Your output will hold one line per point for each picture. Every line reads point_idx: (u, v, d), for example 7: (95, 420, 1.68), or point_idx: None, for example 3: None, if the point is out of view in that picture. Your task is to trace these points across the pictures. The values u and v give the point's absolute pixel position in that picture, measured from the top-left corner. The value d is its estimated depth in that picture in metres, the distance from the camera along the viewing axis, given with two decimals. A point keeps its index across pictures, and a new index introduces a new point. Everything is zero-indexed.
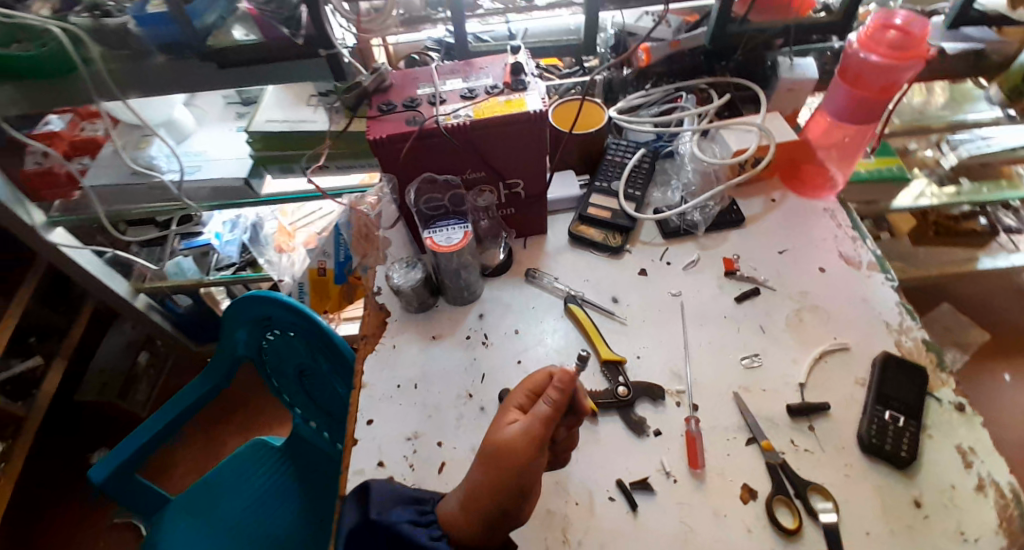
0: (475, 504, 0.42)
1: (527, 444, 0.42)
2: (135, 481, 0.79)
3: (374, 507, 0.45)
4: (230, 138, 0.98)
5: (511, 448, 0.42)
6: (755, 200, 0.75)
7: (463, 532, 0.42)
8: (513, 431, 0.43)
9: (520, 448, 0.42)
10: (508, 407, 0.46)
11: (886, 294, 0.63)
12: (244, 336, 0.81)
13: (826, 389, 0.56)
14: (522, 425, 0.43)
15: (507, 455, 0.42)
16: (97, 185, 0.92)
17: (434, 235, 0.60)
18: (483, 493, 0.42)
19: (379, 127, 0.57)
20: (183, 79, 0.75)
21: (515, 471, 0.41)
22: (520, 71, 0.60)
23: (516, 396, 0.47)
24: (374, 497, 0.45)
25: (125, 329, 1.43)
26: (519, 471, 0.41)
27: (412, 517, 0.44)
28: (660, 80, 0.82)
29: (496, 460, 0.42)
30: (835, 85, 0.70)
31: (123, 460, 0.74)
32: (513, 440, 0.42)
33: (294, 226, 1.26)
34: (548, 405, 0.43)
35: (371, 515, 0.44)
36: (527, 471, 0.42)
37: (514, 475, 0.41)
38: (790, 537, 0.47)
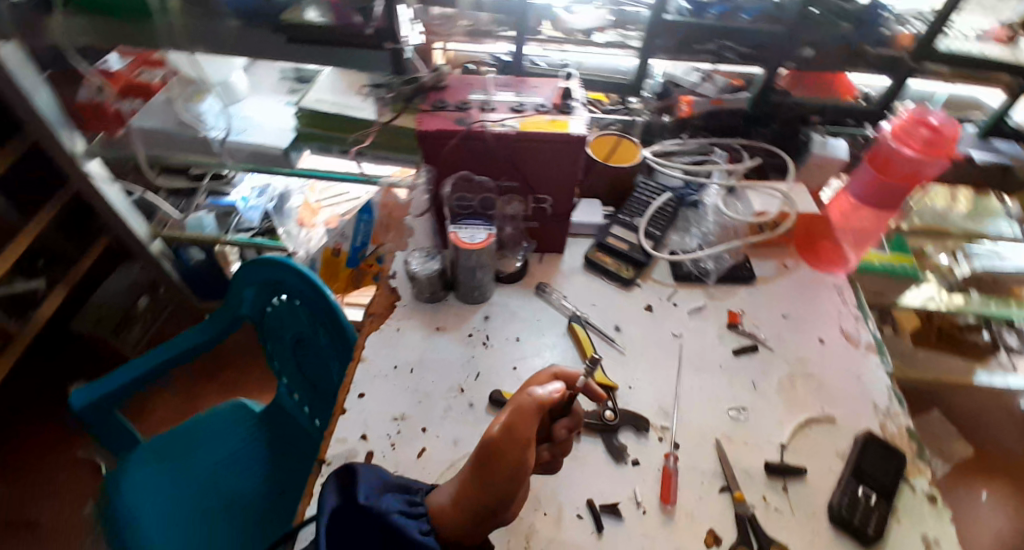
0: (467, 499, 0.41)
1: (531, 445, 0.41)
2: (111, 415, 0.81)
3: (362, 490, 0.42)
4: (279, 109, 1.02)
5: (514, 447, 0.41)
6: (769, 262, 0.77)
7: (450, 526, 0.42)
8: (516, 430, 0.42)
9: (525, 453, 0.41)
10: (510, 404, 0.46)
11: (879, 377, 0.64)
12: (251, 295, 0.83)
13: (806, 454, 0.57)
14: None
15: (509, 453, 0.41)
16: (145, 127, 0.95)
17: (459, 230, 0.62)
18: (477, 487, 0.41)
19: (430, 121, 0.60)
20: (251, 46, 0.79)
21: (516, 470, 0.41)
22: (569, 96, 0.63)
23: (519, 395, 0.47)
24: (363, 482, 0.43)
25: (133, 269, 1.40)
26: (521, 475, 0.41)
27: (402, 507, 0.43)
28: (697, 132, 0.86)
29: (498, 456, 0.41)
30: (861, 170, 0.75)
31: (109, 389, 0.77)
32: (518, 438, 0.41)
33: (319, 203, 1.26)
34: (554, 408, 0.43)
35: (359, 499, 0.42)
36: (526, 472, 0.41)
37: (515, 479, 0.41)
38: None
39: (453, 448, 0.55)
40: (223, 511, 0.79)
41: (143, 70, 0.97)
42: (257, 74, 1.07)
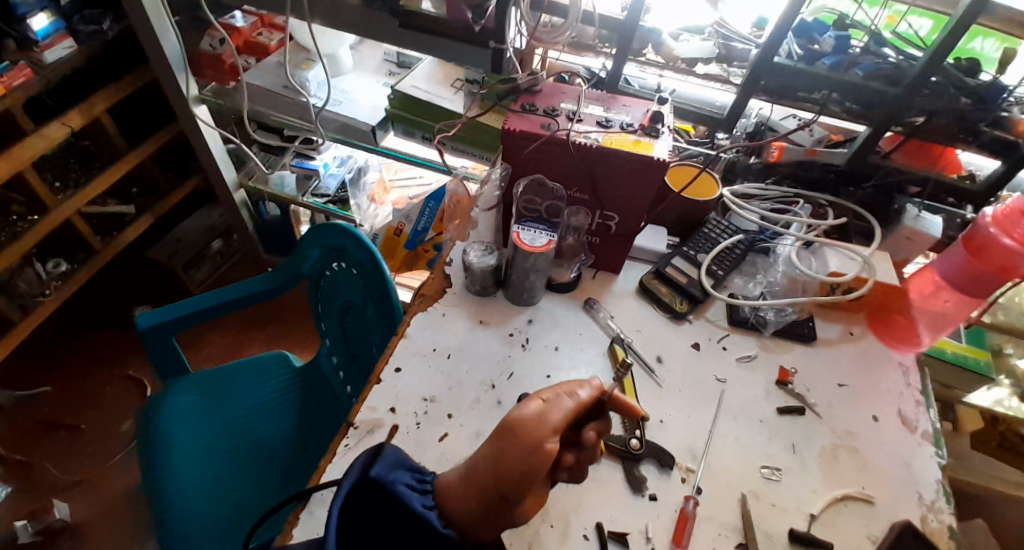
0: (475, 479, 0.42)
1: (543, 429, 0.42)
2: (170, 341, 0.88)
3: (379, 465, 0.41)
4: (376, 89, 1.08)
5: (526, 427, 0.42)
6: (833, 325, 0.73)
7: (456, 504, 0.42)
8: (530, 412, 0.43)
9: (534, 427, 0.42)
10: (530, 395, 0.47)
11: (931, 468, 0.59)
12: (315, 256, 0.88)
13: (835, 532, 0.54)
14: (542, 410, 0.43)
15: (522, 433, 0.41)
16: (255, 84, 1.04)
17: (521, 231, 0.63)
18: (487, 466, 0.42)
19: (516, 121, 0.61)
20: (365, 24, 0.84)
21: (525, 452, 0.41)
22: (659, 120, 0.63)
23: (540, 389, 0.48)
24: (384, 458, 0.41)
25: (213, 215, 1.55)
26: (530, 446, 0.41)
27: (411, 483, 0.43)
28: (783, 181, 0.83)
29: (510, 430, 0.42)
30: (954, 247, 0.69)
31: (175, 317, 0.85)
32: (533, 419, 0.42)
33: (391, 183, 1.32)
34: (571, 402, 0.45)
35: (372, 472, 0.40)
36: (535, 453, 0.41)
37: (524, 448, 0.40)
38: None
39: (474, 439, 0.56)
40: (247, 451, 0.84)
41: (262, 32, 1.10)
42: (364, 53, 1.15)
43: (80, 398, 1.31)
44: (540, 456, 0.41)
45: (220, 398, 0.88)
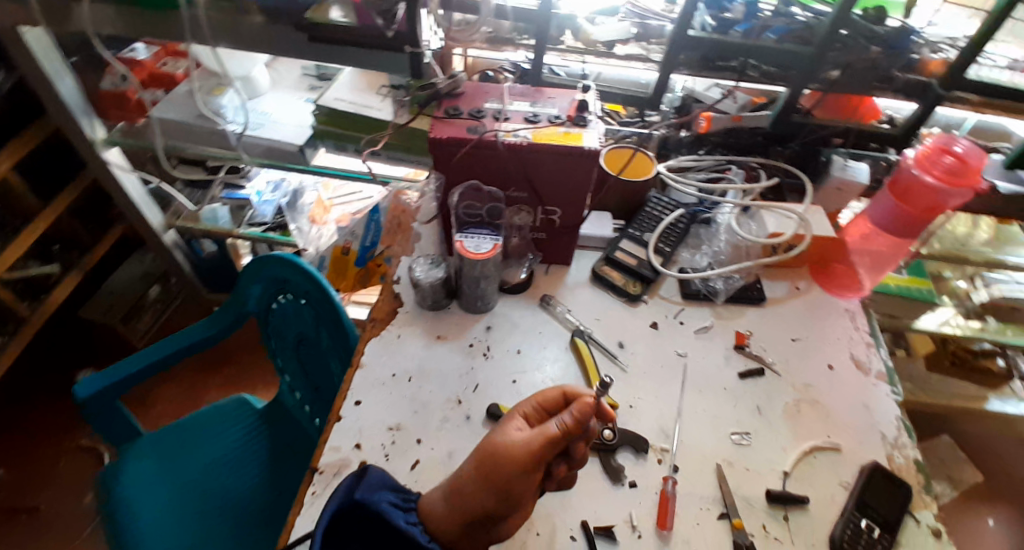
0: (458, 501, 0.44)
1: (524, 457, 0.42)
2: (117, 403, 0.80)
3: (362, 487, 0.45)
4: (297, 106, 1.02)
5: (505, 456, 0.42)
6: (781, 283, 0.75)
7: (438, 523, 0.44)
8: (512, 440, 0.43)
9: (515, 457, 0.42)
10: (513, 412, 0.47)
11: (888, 406, 0.62)
12: (258, 291, 0.83)
13: (809, 484, 0.56)
14: (525, 439, 0.43)
15: (500, 461, 0.42)
16: (165, 117, 0.95)
17: (465, 239, 0.61)
18: (468, 488, 0.44)
19: (442, 128, 0.59)
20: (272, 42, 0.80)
21: (505, 480, 0.42)
22: (586, 109, 0.62)
23: (523, 404, 0.48)
24: (366, 479, 0.45)
25: (145, 259, 1.45)
26: (512, 478, 0.42)
27: (395, 500, 0.46)
28: (715, 149, 0.84)
29: (493, 460, 0.43)
30: (881, 194, 0.72)
31: (121, 378, 0.76)
32: (513, 450, 0.43)
33: (332, 201, 1.24)
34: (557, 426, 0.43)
35: (356, 495, 0.44)
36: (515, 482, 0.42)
37: (505, 479, 0.42)
38: None
39: (447, 459, 0.55)
40: (219, 506, 0.78)
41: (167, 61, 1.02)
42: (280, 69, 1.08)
43: (33, 478, 1.21)
44: (520, 484, 0.42)
45: (180, 458, 0.82)
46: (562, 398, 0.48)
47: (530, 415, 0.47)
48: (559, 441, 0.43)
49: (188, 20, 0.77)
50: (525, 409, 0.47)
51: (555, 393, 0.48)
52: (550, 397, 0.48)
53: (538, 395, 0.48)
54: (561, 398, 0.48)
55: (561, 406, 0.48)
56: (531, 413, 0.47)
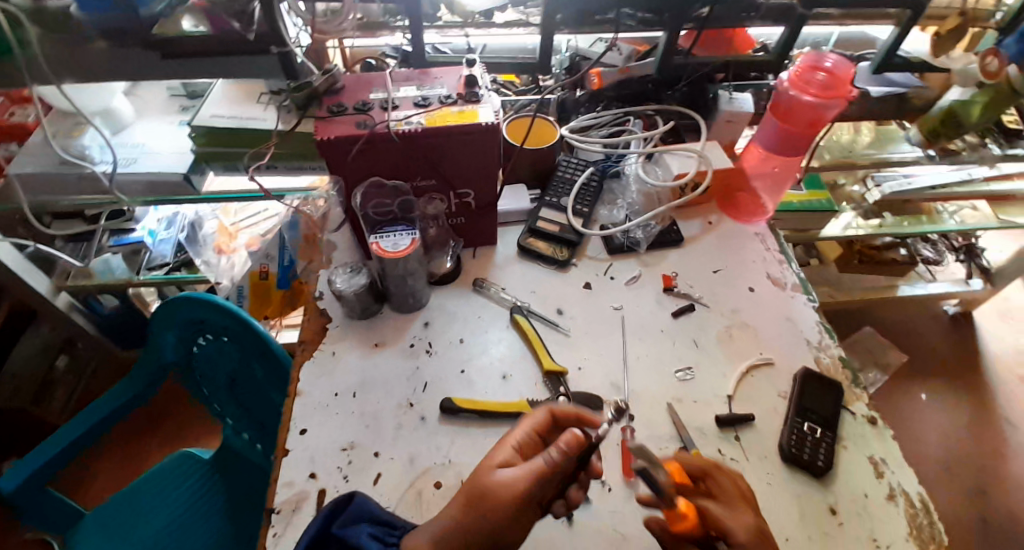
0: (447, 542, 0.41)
1: (515, 494, 0.42)
2: (44, 492, 0.68)
3: (340, 520, 0.42)
4: (172, 131, 0.91)
5: (500, 489, 0.42)
6: (695, 221, 0.79)
7: None
8: (507, 474, 0.43)
9: (506, 494, 0.42)
10: (506, 442, 0.47)
11: (808, 314, 0.67)
12: (174, 338, 0.74)
13: (751, 400, 0.60)
14: (520, 471, 0.43)
15: (496, 495, 0.42)
16: (23, 172, 0.83)
17: (380, 240, 0.59)
18: (458, 526, 0.41)
19: (329, 129, 0.56)
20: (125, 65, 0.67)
21: (498, 514, 0.41)
22: (475, 83, 0.61)
23: (516, 430, 0.48)
24: (353, 505, 0.44)
25: (41, 330, 1.23)
26: (503, 517, 0.41)
27: (375, 532, 0.42)
28: (612, 104, 0.85)
29: (485, 496, 0.42)
30: (766, 120, 0.77)
31: (41, 465, 0.64)
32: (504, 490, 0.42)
33: (237, 225, 1.16)
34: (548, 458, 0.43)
35: (333, 528, 0.42)
36: (506, 519, 0.41)
37: (497, 518, 0.41)
38: None
39: (409, 466, 0.53)
40: None
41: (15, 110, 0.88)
42: (142, 94, 0.96)
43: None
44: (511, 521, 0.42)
45: (133, 537, 0.72)
46: (549, 419, 0.49)
47: (523, 443, 0.48)
48: (552, 470, 0.43)
49: (21, 61, 0.65)
50: (518, 436, 0.48)
51: (545, 416, 0.49)
52: (541, 423, 0.49)
53: (530, 421, 0.49)
54: (549, 419, 0.49)
55: (548, 428, 0.49)
56: (524, 442, 0.48)
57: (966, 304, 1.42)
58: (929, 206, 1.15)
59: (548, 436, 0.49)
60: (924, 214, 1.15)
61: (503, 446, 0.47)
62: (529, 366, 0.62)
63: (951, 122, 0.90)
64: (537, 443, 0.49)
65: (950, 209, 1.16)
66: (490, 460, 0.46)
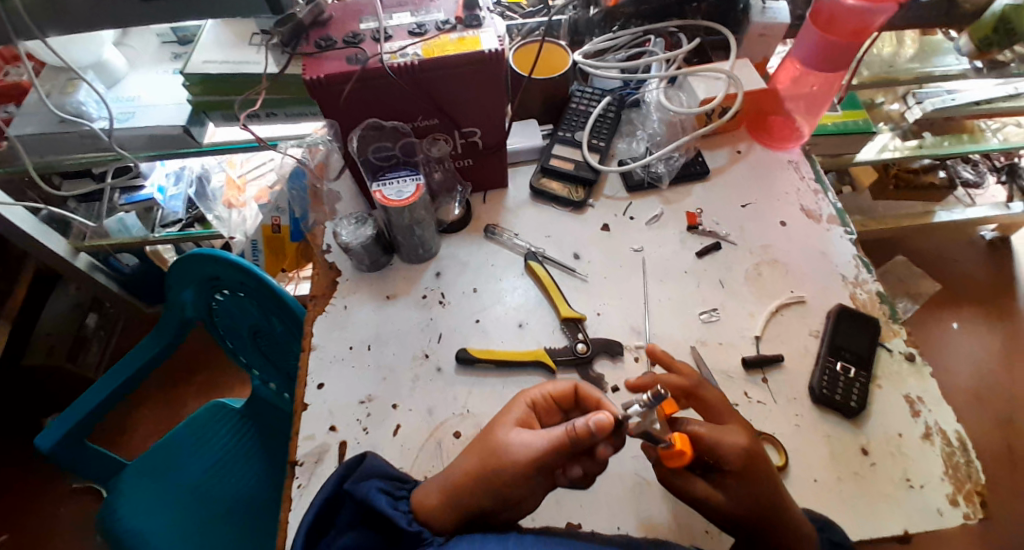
0: (454, 493, 0.42)
1: (525, 460, 0.40)
2: (86, 444, 0.70)
3: (353, 476, 0.43)
4: (166, 81, 0.85)
5: (512, 458, 0.41)
6: (721, 151, 0.73)
7: (432, 515, 0.42)
8: (517, 441, 0.42)
9: (517, 461, 0.40)
10: (520, 403, 0.46)
11: (844, 248, 0.63)
12: (191, 296, 0.73)
13: (780, 341, 0.57)
14: (535, 440, 0.41)
15: (506, 461, 0.41)
16: (25, 135, 0.79)
17: (383, 188, 0.55)
18: (469, 486, 0.41)
19: (318, 66, 0.51)
20: (103, 18, 0.60)
21: (506, 479, 0.41)
22: (475, 5, 0.54)
23: (531, 391, 0.47)
24: (364, 467, 0.44)
25: (69, 290, 1.27)
26: (512, 479, 0.41)
27: (383, 486, 0.43)
28: (629, 22, 0.77)
29: (495, 459, 0.41)
30: (805, 29, 0.67)
31: (81, 418, 0.66)
32: (515, 459, 0.41)
33: (244, 178, 1.10)
34: (567, 428, 0.40)
35: (345, 484, 0.43)
36: (513, 482, 0.41)
37: (504, 479, 0.41)
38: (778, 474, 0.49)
39: (428, 417, 0.53)
40: (239, 514, 0.74)
41: (12, 70, 0.84)
42: (132, 44, 0.89)
43: (34, 529, 1.13)
44: (518, 484, 0.41)
45: (175, 481, 0.75)
46: (573, 393, 0.47)
47: (536, 405, 0.47)
48: (568, 446, 0.40)
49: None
50: (533, 398, 0.47)
51: (566, 386, 0.47)
52: (559, 390, 0.47)
53: (548, 387, 0.47)
54: (572, 392, 0.47)
55: (569, 398, 0.47)
56: (538, 404, 0.47)
57: (1005, 228, 1.34)
58: (972, 123, 1.05)
59: (566, 404, 0.48)
60: (965, 132, 1.05)
61: (517, 407, 0.46)
62: (546, 313, 0.60)
63: (1002, 27, 0.81)
64: (554, 409, 0.47)
65: (993, 125, 1.07)
66: (504, 421, 0.45)
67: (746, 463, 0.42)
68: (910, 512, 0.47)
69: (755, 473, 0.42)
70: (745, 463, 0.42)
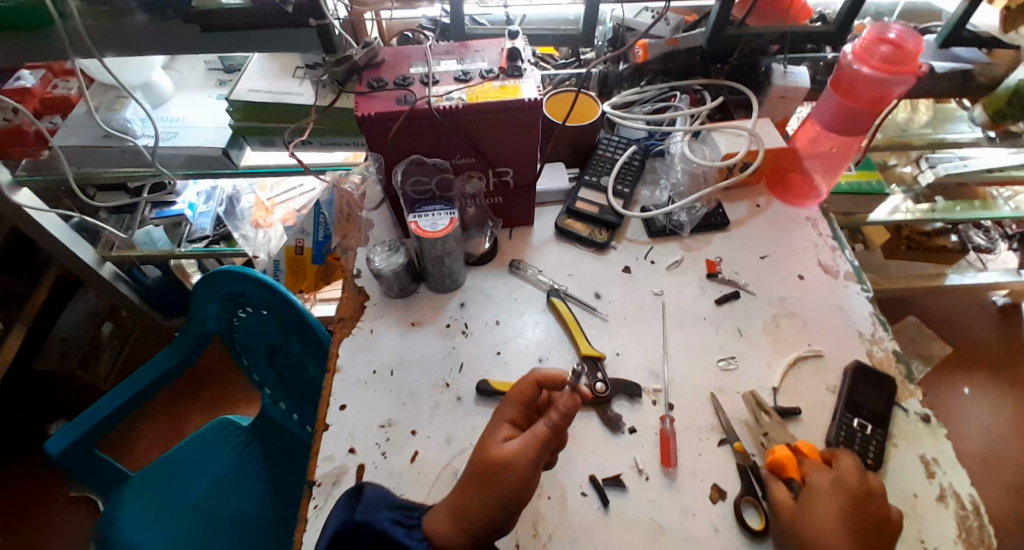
0: (464, 513, 0.42)
1: (522, 465, 0.42)
2: (96, 451, 0.70)
3: (361, 507, 0.44)
4: (210, 106, 0.90)
5: (507, 465, 0.42)
6: (741, 204, 0.75)
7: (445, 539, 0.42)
8: (509, 448, 0.43)
9: (516, 467, 0.42)
10: (500, 419, 0.47)
11: (861, 304, 0.64)
12: (214, 310, 0.75)
13: (797, 394, 0.57)
14: (522, 443, 0.43)
15: (503, 471, 0.42)
16: (66, 145, 0.84)
17: (419, 219, 0.58)
18: (474, 502, 0.42)
19: (369, 104, 0.54)
20: (168, 47, 0.64)
21: (512, 487, 0.42)
22: (517, 57, 0.58)
23: (505, 408, 0.48)
24: (364, 498, 0.44)
25: (89, 298, 1.30)
26: (517, 486, 0.42)
27: (396, 516, 0.44)
28: (655, 78, 0.82)
29: (496, 473, 0.42)
30: (825, 96, 0.71)
31: (93, 424, 0.67)
32: (512, 465, 0.42)
33: (272, 201, 1.16)
34: (546, 426, 0.44)
35: (355, 515, 0.43)
36: (518, 489, 0.42)
37: (511, 489, 0.42)
38: (754, 538, 0.48)
39: (446, 445, 0.54)
40: (239, 532, 0.73)
41: (60, 83, 0.89)
42: (180, 68, 0.94)
43: (23, 537, 1.11)
44: (522, 489, 0.42)
45: (177, 494, 0.75)
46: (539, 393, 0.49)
47: (517, 417, 0.47)
48: (551, 438, 0.44)
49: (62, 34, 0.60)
50: (510, 413, 0.47)
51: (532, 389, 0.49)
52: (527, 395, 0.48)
53: (516, 396, 0.48)
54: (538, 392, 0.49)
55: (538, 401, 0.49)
56: (516, 416, 0.47)
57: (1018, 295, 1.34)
58: (983, 191, 1.08)
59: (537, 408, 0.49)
60: (976, 198, 1.07)
61: (500, 424, 0.47)
62: (566, 351, 0.61)
63: (1016, 101, 0.84)
64: (529, 413, 0.48)
65: (1005, 193, 1.08)
66: (489, 436, 0.46)
67: (827, 491, 0.46)
68: None
69: (829, 500, 0.46)
70: (827, 491, 0.46)
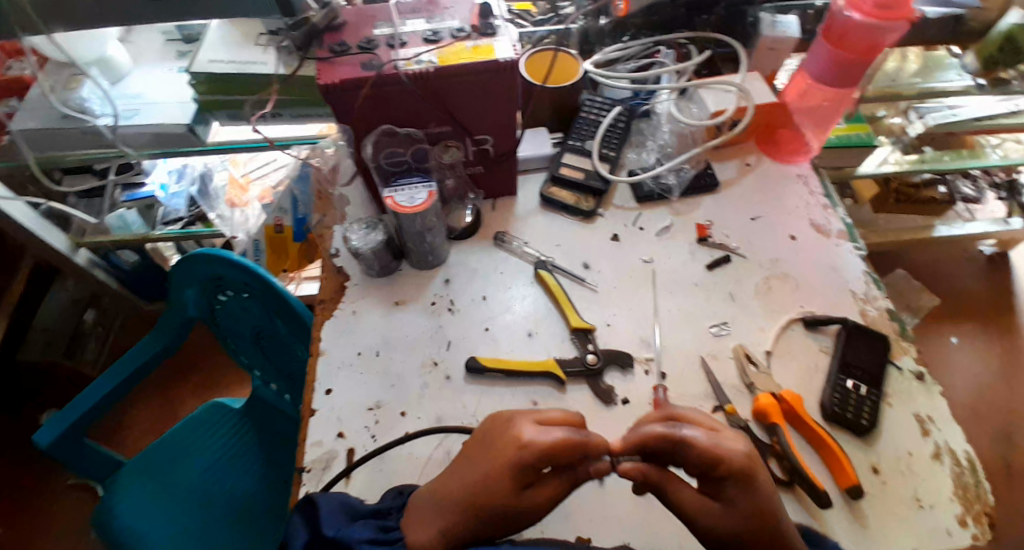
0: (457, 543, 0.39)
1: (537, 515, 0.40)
2: (84, 442, 0.69)
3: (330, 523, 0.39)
4: (170, 80, 0.84)
5: (526, 518, 0.40)
6: (731, 164, 0.73)
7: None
8: (536, 505, 0.39)
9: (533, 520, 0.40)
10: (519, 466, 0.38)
11: (853, 262, 0.63)
12: (194, 295, 0.72)
13: (790, 357, 0.57)
14: (548, 500, 0.40)
15: (520, 521, 0.40)
16: (26, 129, 0.78)
17: (395, 194, 0.55)
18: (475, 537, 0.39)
19: (332, 71, 0.50)
20: (113, 17, 0.59)
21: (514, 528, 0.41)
22: (490, 14, 0.54)
23: (530, 456, 0.38)
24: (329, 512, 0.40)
25: (66, 286, 1.24)
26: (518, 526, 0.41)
27: (373, 535, 0.39)
28: (639, 32, 0.78)
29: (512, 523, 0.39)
30: (817, 45, 0.67)
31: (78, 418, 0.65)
32: (530, 518, 0.40)
33: (247, 177, 1.06)
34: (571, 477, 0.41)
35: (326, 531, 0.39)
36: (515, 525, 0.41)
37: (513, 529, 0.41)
38: None
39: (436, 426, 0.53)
40: (239, 512, 0.73)
41: (12, 63, 0.82)
42: (137, 42, 0.88)
43: (22, 528, 1.11)
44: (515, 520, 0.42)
45: (172, 481, 0.73)
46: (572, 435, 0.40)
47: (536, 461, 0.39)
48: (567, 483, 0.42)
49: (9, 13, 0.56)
50: (533, 461, 0.38)
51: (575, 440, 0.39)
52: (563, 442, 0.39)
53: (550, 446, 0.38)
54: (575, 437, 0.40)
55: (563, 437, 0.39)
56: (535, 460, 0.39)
57: (1004, 244, 1.34)
58: (972, 139, 1.06)
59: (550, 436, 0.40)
60: (965, 148, 1.05)
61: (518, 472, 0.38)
62: (555, 324, 0.59)
63: (1009, 47, 0.82)
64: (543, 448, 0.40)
65: (993, 142, 1.06)
66: (505, 488, 0.38)
67: None
68: (921, 533, 0.47)
69: None
70: None
